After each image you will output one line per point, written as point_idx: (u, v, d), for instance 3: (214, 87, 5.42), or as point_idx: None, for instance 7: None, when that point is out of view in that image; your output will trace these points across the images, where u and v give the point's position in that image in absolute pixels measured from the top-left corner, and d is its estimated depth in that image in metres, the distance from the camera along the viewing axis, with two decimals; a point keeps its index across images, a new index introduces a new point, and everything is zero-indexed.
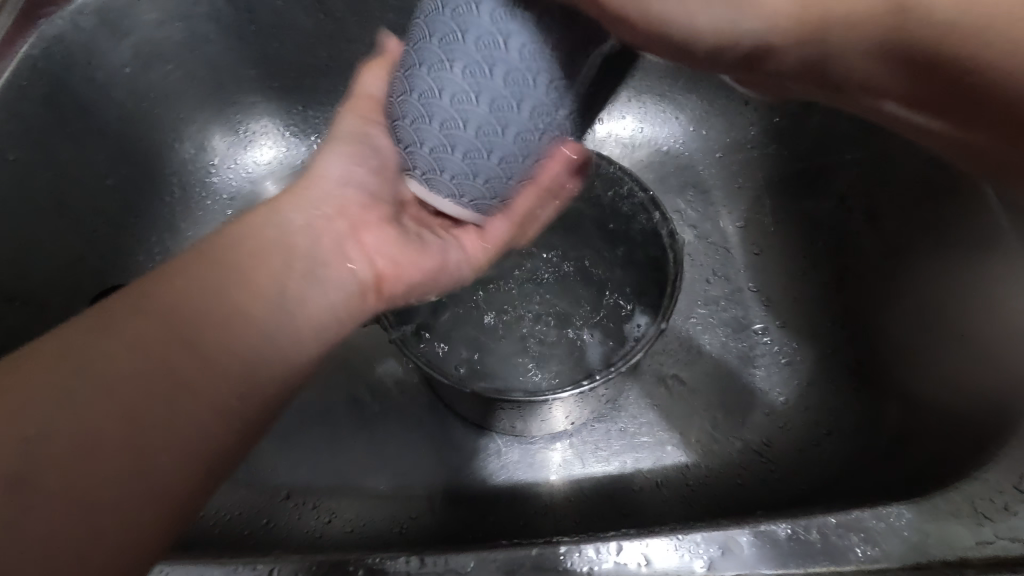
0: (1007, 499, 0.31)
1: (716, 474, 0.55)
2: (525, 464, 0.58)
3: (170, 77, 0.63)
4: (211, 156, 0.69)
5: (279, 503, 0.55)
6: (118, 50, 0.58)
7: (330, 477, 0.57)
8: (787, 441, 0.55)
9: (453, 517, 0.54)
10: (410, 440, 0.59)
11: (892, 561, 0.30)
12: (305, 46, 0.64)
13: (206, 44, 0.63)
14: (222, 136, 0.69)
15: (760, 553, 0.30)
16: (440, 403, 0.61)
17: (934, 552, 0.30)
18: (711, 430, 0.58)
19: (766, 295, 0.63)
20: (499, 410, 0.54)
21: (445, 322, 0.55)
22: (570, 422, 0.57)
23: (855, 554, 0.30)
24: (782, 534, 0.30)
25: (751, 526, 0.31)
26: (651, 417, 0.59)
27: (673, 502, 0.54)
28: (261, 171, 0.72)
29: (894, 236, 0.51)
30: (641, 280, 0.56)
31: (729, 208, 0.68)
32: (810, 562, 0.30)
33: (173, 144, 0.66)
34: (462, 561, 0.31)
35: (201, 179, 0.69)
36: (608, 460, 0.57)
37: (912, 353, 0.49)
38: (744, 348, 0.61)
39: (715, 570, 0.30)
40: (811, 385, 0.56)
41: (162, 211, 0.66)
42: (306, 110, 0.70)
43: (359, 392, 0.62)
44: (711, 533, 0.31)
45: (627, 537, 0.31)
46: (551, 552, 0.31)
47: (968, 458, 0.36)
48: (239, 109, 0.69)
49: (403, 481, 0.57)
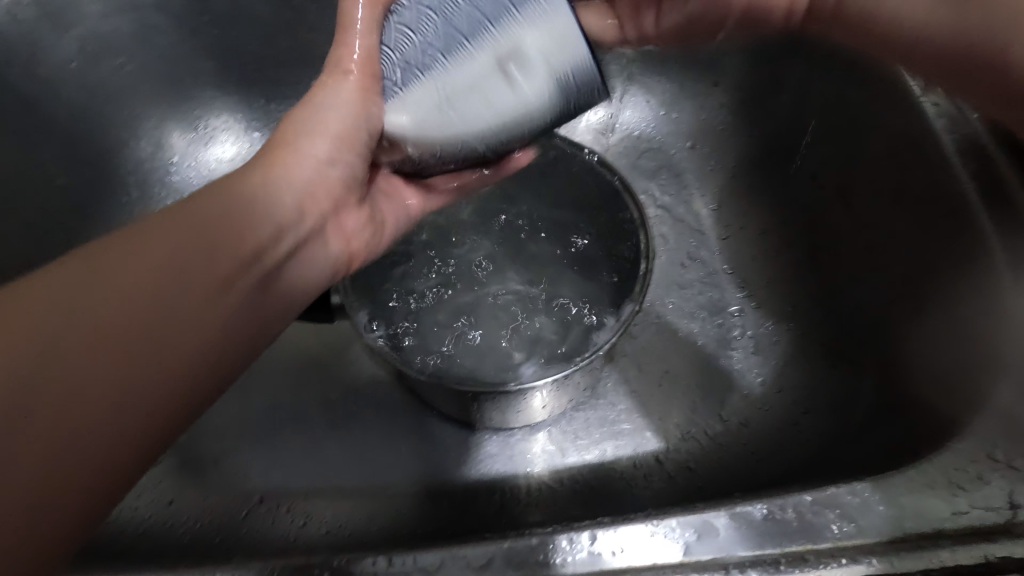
0: (980, 468, 0.31)
1: (696, 459, 0.55)
2: (504, 456, 0.57)
3: (121, 71, 0.60)
4: (170, 154, 0.67)
5: (252, 508, 0.53)
6: (62, 43, 0.56)
7: (304, 479, 0.55)
8: (767, 421, 0.55)
9: (432, 514, 0.53)
10: (387, 438, 0.58)
11: (868, 536, 0.29)
12: (263, 37, 0.62)
13: (157, 36, 0.60)
14: (181, 133, 0.67)
15: (736, 535, 0.29)
16: (416, 399, 0.60)
17: (910, 524, 0.29)
18: (690, 414, 0.57)
19: (742, 277, 0.62)
20: (474, 403, 0.53)
21: (417, 316, 0.54)
22: (548, 412, 0.57)
23: (832, 530, 0.29)
24: (759, 514, 0.30)
25: (727, 507, 0.30)
26: (630, 404, 0.58)
27: (653, 488, 0.53)
28: (223, 167, 0.69)
29: (862, 211, 0.51)
30: (613, 266, 0.55)
31: (702, 191, 0.67)
32: (788, 541, 0.29)
33: (130, 142, 0.64)
34: (431, 559, 0.30)
35: (160, 178, 0.66)
36: (588, 449, 0.56)
37: (883, 327, 0.49)
38: (721, 330, 0.61)
39: (692, 555, 0.29)
40: (787, 365, 0.56)
41: (118, 212, 0.64)
42: (268, 104, 0.68)
43: (333, 391, 0.60)
44: (687, 517, 0.30)
45: (601, 525, 0.30)
46: (524, 543, 0.30)
47: (941, 428, 0.36)
48: (197, 104, 0.66)
49: (380, 480, 0.56)
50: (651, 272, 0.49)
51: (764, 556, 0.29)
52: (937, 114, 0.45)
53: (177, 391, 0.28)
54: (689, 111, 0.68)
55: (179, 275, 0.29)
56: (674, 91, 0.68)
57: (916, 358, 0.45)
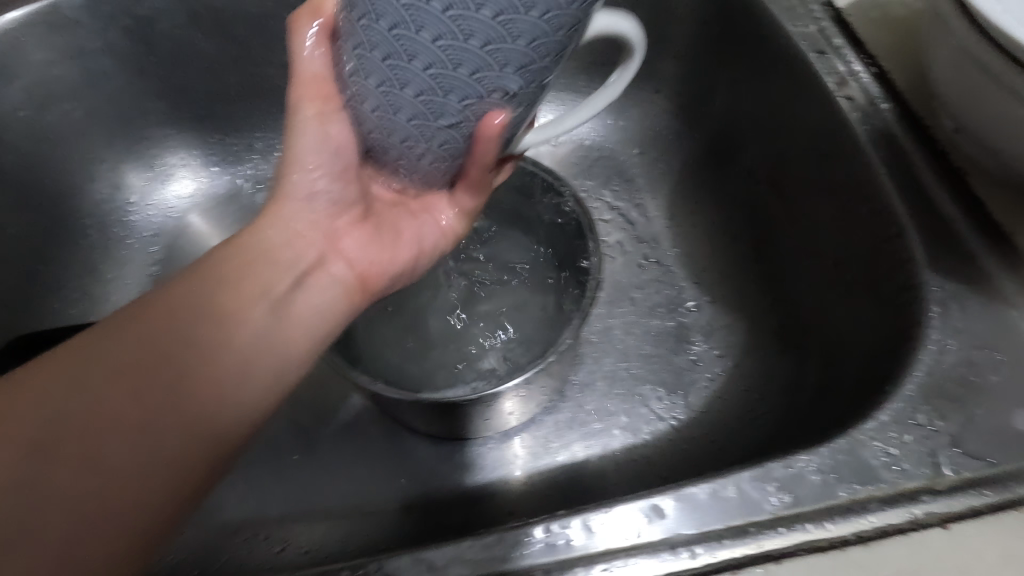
0: (901, 433, 0.33)
1: (662, 452, 0.56)
2: (478, 465, 0.58)
3: (71, 116, 0.61)
4: (127, 194, 0.67)
5: (229, 538, 0.53)
6: (8, 93, 0.56)
7: (280, 506, 0.56)
8: (726, 409, 0.57)
9: (409, 528, 0.54)
10: (360, 459, 0.58)
11: (805, 506, 0.31)
12: (213, 73, 0.63)
13: (105, 80, 0.61)
14: (137, 173, 0.67)
15: (682, 515, 0.31)
16: (387, 416, 0.60)
17: (840, 492, 0.32)
18: (654, 410, 0.59)
19: (696, 273, 0.65)
20: (440, 416, 0.54)
21: (378, 333, 0.55)
22: (517, 418, 0.58)
23: (770, 503, 0.31)
24: (702, 496, 0.31)
25: (673, 490, 0.32)
26: (596, 403, 0.60)
27: (624, 482, 0.55)
28: (183, 204, 0.70)
29: (793, 202, 0.54)
30: (568, 273, 0.57)
31: (652, 193, 0.70)
32: (730, 517, 0.31)
33: (83, 185, 0.64)
34: (396, 564, 0.31)
35: (119, 219, 0.67)
36: (559, 451, 0.58)
37: (816, 311, 0.51)
38: (680, 326, 0.63)
39: (643, 538, 0.31)
40: (741, 353, 0.59)
41: (77, 255, 0.64)
42: (224, 139, 0.69)
43: (305, 416, 0.60)
44: (637, 501, 0.31)
45: (556, 518, 0.31)
46: (482, 543, 0.31)
47: (868, 401, 0.38)
48: (152, 143, 0.67)
49: (356, 500, 0.56)
50: (599, 282, 0.51)
51: (710, 533, 0.30)
52: (850, 107, 0.47)
53: (193, 448, 0.32)
54: (635, 119, 0.71)
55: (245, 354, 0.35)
56: (619, 99, 0.70)
57: (845, 337, 0.47)
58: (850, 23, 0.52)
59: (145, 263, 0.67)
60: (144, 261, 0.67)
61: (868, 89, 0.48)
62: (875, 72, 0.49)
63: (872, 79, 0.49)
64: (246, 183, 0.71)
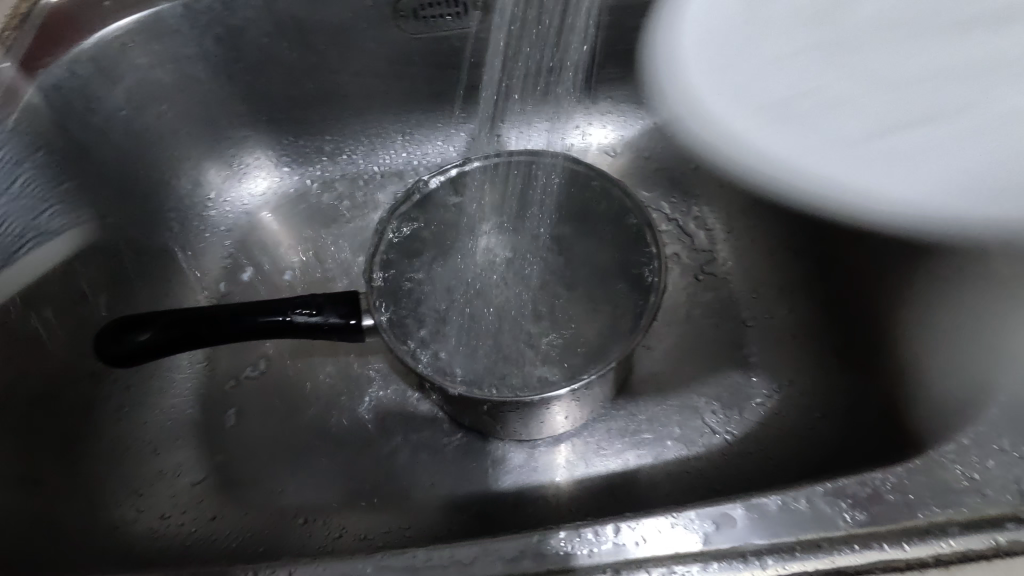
0: (987, 458, 0.33)
1: (716, 465, 0.56)
2: (529, 467, 0.59)
3: (164, 116, 0.65)
4: (207, 191, 0.71)
5: (291, 520, 0.55)
6: (112, 94, 0.61)
7: (337, 495, 0.57)
8: (785, 426, 0.56)
9: (462, 525, 0.55)
10: (414, 455, 0.60)
11: (881, 525, 0.31)
12: (293, 80, 0.67)
13: (197, 84, 0.65)
14: (217, 170, 0.71)
15: (752, 525, 0.31)
16: (440, 413, 0.62)
17: (920, 513, 0.31)
18: (707, 422, 0.59)
19: (755, 286, 0.64)
20: (497, 415, 0.56)
21: (439, 328, 0.57)
22: (570, 423, 0.58)
23: (843, 520, 0.31)
24: (773, 506, 0.31)
25: (743, 500, 0.32)
26: (649, 414, 0.60)
27: (677, 492, 0.55)
28: (257, 202, 0.74)
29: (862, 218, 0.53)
30: (629, 280, 0.57)
31: (709, 206, 0.70)
32: (801, 530, 0.31)
33: (170, 181, 0.68)
34: (466, 553, 0.32)
35: (199, 213, 0.71)
36: (610, 458, 0.58)
37: (889, 329, 0.50)
38: (736, 339, 0.62)
39: (711, 544, 0.31)
40: (802, 370, 0.58)
41: (162, 246, 0.67)
42: (296, 140, 0.73)
43: (362, 409, 0.62)
44: (706, 509, 0.32)
45: (624, 519, 0.32)
46: (550, 538, 0.32)
47: (952, 427, 0.37)
48: (233, 144, 0.71)
49: (407, 494, 0.57)
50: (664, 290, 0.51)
51: (780, 544, 0.30)
52: None
53: None
54: None
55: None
56: None
57: (923, 357, 0.46)
58: None
59: (221, 253, 0.70)
60: (221, 252, 0.70)
61: None
62: None
63: None
64: (316, 184, 0.75)
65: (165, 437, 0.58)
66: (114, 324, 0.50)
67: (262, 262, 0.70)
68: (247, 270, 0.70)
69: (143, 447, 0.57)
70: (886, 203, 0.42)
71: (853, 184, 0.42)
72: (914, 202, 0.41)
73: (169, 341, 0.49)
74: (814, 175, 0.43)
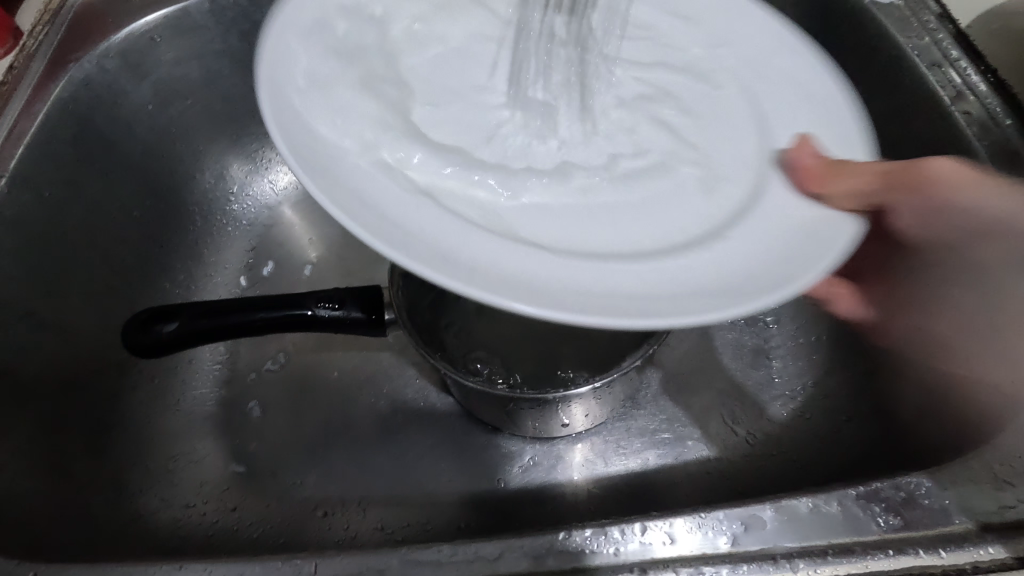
0: None
1: (738, 467, 0.55)
2: (547, 465, 0.58)
3: (190, 111, 0.66)
4: (230, 184, 0.71)
5: (311, 513, 0.56)
6: (140, 88, 0.62)
7: (355, 488, 0.57)
8: (809, 428, 0.55)
9: (484, 521, 0.55)
10: (434, 451, 0.60)
11: (917, 530, 0.30)
12: None
13: (222, 79, 0.66)
14: (239, 164, 0.72)
15: (782, 527, 0.31)
16: (460, 409, 0.62)
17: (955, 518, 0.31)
18: (729, 423, 0.58)
19: None
20: (517, 413, 0.55)
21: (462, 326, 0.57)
22: (589, 422, 0.58)
23: (876, 524, 0.30)
24: (804, 508, 0.31)
25: (772, 501, 0.31)
26: (669, 413, 0.59)
27: (699, 493, 0.55)
28: (278, 196, 0.73)
29: None
30: None
31: None
32: (833, 533, 0.30)
33: (194, 174, 0.68)
34: (492, 549, 0.32)
35: (221, 207, 0.71)
36: (630, 457, 0.57)
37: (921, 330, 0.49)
38: (759, 340, 0.62)
39: (740, 545, 0.30)
40: (827, 372, 0.58)
41: (186, 238, 0.68)
42: None
43: (383, 403, 0.63)
44: (734, 510, 0.31)
45: (651, 518, 0.32)
46: (576, 536, 0.32)
47: None
48: (256, 138, 0.71)
49: (426, 489, 0.58)
50: None
51: (811, 547, 0.30)
52: (968, 121, 0.46)
53: None
54: None
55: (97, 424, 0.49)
56: None
57: None
58: (968, 35, 0.50)
59: (244, 247, 0.71)
60: (243, 245, 0.71)
61: (987, 101, 0.46)
62: (997, 84, 0.47)
63: (993, 92, 0.46)
64: None
65: (188, 428, 0.59)
66: (142, 314, 0.50)
67: (284, 255, 0.71)
68: (269, 263, 0.70)
69: (167, 437, 0.58)
70: (546, 272, 0.31)
71: (445, 269, 0.30)
72: (594, 277, 0.31)
73: (192, 332, 0.49)
74: (429, 249, 0.30)
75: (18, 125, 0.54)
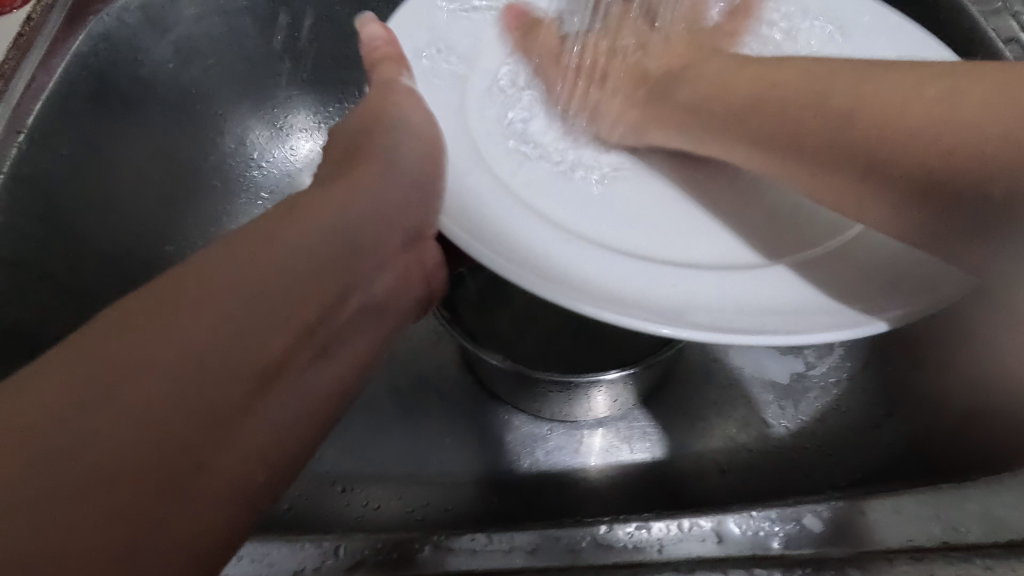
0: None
1: (768, 457, 0.54)
2: (571, 449, 0.57)
3: (211, 71, 0.63)
4: (250, 150, 0.69)
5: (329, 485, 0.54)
6: (160, 45, 0.59)
7: (373, 465, 0.56)
8: (843, 422, 0.54)
9: (501, 501, 0.54)
10: (455, 429, 0.58)
11: (975, 538, 0.32)
12: (342, 36, 0.65)
13: (247, 38, 0.63)
14: (261, 130, 0.69)
15: (837, 529, 0.33)
16: (482, 389, 0.61)
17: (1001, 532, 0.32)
18: (764, 414, 0.56)
19: None
20: (539, 395, 0.54)
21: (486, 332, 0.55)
22: (613, 408, 0.56)
23: (933, 532, 0.32)
24: (861, 508, 0.33)
25: (827, 503, 0.34)
26: (696, 401, 0.58)
27: (731, 470, 0.54)
28: (298, 164, 0.71)
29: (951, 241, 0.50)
30: None
31: None
32: (888, 539, 0.32)
33: (214, 139, 0.66)
34: (528, 539, 0.34)
35: (241, 173, 0.69)
36: (654, 444, 0.56)
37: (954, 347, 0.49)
38: None
39: (790, 546, 0.32)
40: (866, 368, 0.55)
41: (205, 203, 0.66)
42: (340, 103, 0.70)
43: (405, 379, 0.61)
44: (784, 511, 0.33)
45: (697, 515, 0.34)
46: (621, 532, 0.33)
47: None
48: (276, 103, 0.68)
49: (444, 468, 0.56)
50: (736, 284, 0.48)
51: (865, 551, 0.32)
52: None
53: None
54: None
55: (173, 403, 0.25)
56: None
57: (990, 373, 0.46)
58: None
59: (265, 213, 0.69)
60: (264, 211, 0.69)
61: None
62: None
63: None
64: None
65: None
66: None
67: None
68: None
69: None
70: (618, 274, 0.36)
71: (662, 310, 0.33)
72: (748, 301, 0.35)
73: None
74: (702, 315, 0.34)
75: (36, 79, 0.51)
